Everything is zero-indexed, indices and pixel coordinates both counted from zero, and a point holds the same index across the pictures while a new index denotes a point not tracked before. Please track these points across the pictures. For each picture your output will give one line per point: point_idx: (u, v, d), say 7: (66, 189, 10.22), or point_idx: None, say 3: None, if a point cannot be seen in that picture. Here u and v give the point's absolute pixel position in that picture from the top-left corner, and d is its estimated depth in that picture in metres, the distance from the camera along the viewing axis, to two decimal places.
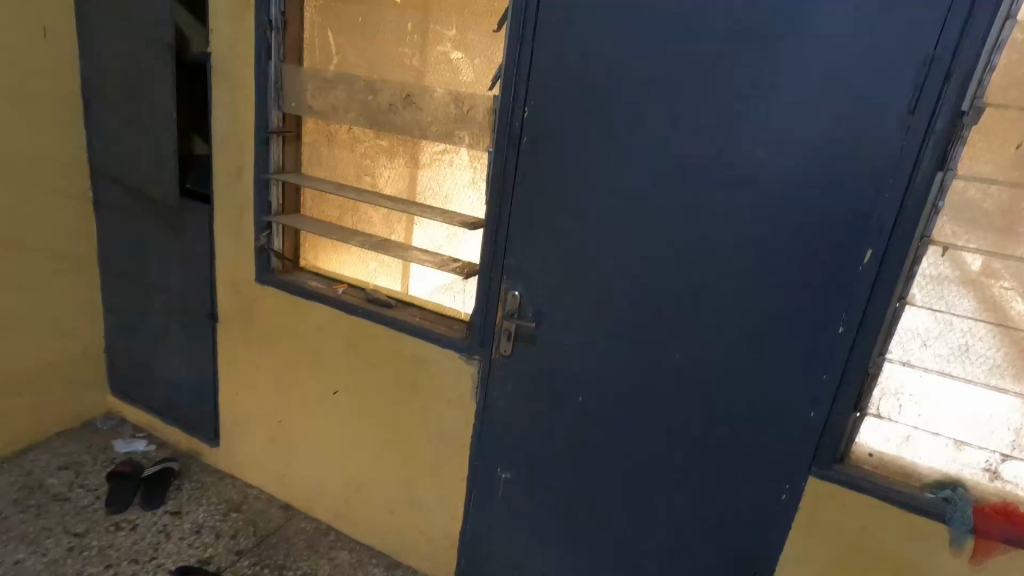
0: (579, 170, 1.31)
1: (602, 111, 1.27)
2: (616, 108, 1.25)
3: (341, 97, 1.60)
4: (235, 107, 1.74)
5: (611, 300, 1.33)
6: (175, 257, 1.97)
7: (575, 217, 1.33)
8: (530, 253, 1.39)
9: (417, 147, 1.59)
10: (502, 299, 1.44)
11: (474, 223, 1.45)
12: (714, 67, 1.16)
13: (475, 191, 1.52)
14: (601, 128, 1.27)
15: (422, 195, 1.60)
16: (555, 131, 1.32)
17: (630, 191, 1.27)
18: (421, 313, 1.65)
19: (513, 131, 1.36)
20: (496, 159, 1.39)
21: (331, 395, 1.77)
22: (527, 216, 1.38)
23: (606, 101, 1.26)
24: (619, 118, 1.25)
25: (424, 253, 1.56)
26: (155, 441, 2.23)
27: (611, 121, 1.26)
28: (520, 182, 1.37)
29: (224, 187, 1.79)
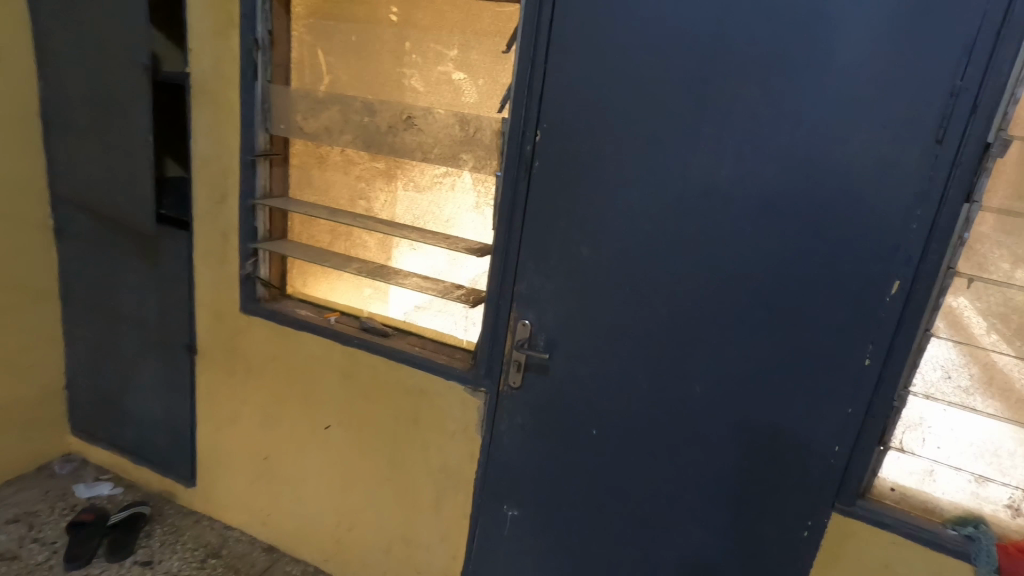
0: (592, 198, 1.27)
1: (617, 137, 1.24)
2: (632, 134, 1.22)
3: (334, 118, 1.53)
4: (218, 127, 1.65)
5: (627, 330, 1.29)
6: (147, 285, 1.85)
7: (588, 246, 1.29)
8: (541, 283, 1.34)
9: (415, 168, 1.52)
10: (512, 328, 1.38)
11: (480, 248, 1.39)
12: (735, 91, 1.14)
13: (479, 214, 1.46)
14: (616, 154, 1.24)
15: (421, 219, 1.54)
16: (567, 157, 1.28)
17: (647, 219, 1.24)
18: (420, 343, 1.56)
19: (524, 155, 1.32)
20: (505, 184, 1.34)
21: (321, 429, 1.65)
22: (538, 243, 1.33)
23: (621, 126, 1.23)
24: (636, 143, 1.22)
25: (425, 280, 1.49)
26: (122, 483, 2.08)
27: (627, 147, 1.23)
28: (530, 208, 1.33)
29: (205, 212, 1.69)
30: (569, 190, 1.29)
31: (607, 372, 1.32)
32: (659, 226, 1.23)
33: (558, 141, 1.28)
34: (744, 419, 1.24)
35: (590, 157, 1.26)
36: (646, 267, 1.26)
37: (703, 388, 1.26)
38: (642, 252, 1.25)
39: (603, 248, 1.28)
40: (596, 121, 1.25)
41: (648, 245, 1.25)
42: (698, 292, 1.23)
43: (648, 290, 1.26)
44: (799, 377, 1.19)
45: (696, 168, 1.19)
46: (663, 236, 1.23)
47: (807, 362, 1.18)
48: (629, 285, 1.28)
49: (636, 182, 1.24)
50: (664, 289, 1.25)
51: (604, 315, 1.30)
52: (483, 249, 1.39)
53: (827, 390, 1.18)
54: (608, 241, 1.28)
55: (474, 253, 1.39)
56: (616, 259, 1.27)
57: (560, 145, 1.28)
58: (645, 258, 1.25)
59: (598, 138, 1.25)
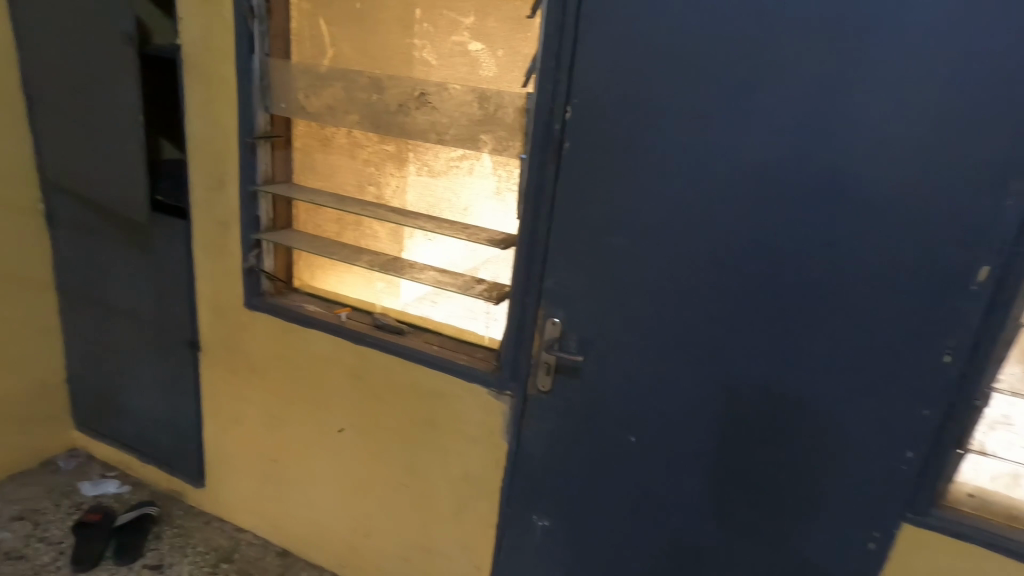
0: (631, 182, 1.14)
1: (658, 112, 1.09)
2: (676, 108, 1.08)
3: (339, 96, 1.39)
4: (213, 107, 1.51)
5: (668, 327, 1.17)
6: (144, 278, 1.73)
7: (626, 235, 1.16)
8: (573, 276, 1.21)
9: (428, 151, 1.38)
10: (540, 327, 1.26)
11: (504, 240, 1.26)
12: (800, 57, 0.99)
13: (499, 201, 1.32)
14: (658, 132, 1.10)
15: (436, 206, 1.40)
16: (602, 135, 1.14)
17: (693, 205, 1.10)
18: (437, 340, 1.44)
19: (552, 135, 1.18)
20: (530, 167, 1.20)
21: (335, 432, 1.55)
22: (568, 233, 1.20)
23: (664, 99, 1.08)
24: (680, 118, 1.08)
25: (442, 274, 1.36)
26: (128, 481, 1.99)
27: (670, 124, 1.09)
28: (560, 194, 1.19)
29: (202, 199, 1.57)
30: (604, 174, 1.15)
31: (648, 373, 1.20)
32: (707, 213, 1.10)
33: (591, 117, 1.14)
34: (800, 424, 1.12)
35: (628, 136, 1.12)
36: (691, 259, 1.13)
37: (755, 391, 1.14)
38: (687, 242, 1.12)
39: (643, 238, 1.15)
40: (634, 93, 1.10)
41: (693, 235, 1.12)
42: (750, 287, 1.10)
43: (694, 284, 1.13)
44: (864, 380, 1.07)
45: (750, 146, 1.05)
46: (710, 224, 1.10)
47: (875, 364, 1.06)
48: (672, 278, 1.15)
49: (681, 163, 1.10)
50: (710, 284, 1.12)
51: (643, 312, 1.18)
52: (507, 240, 1.26)
53: (894, 394, 1.06)
54: (649, 230, 1.14)
55: (497, 244, 1.26)
56: (656, 249, 1.15)
57: (594, 122, 1.14)
58: (691, 249, 1.12)
59: (637, 114, 1.11)
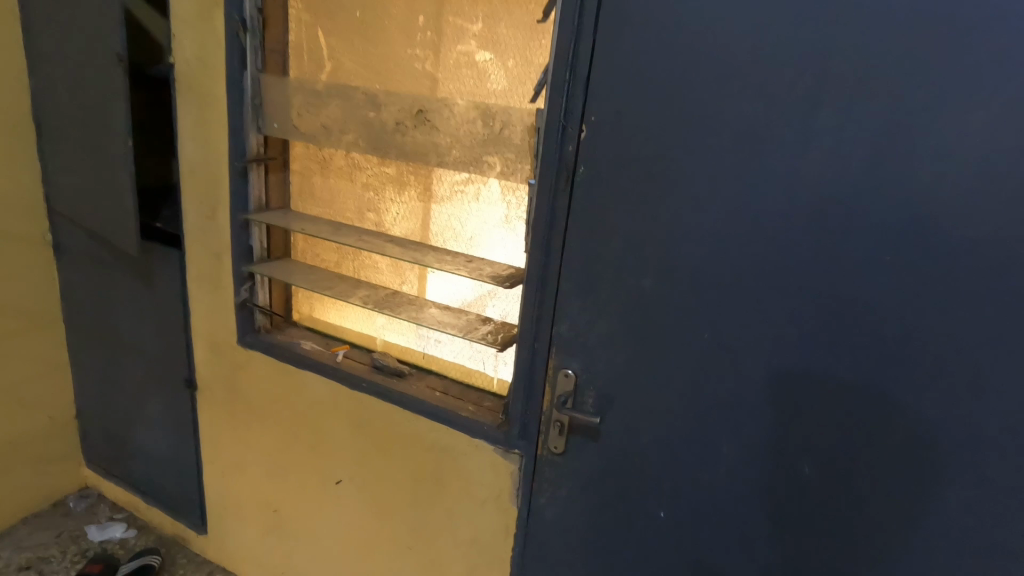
0: (660, 214, 0.93)
1: (693, 130, 0.88)
2: (715, 126, 0.86)
3: (333, 115, 1.25)
4: (205, 128, 1.39)
5: (706, 388, 0.97)
6: (145, 311, 1.63)
7: (652, 278, 0.96)
8: (588, 322, 1.03)
9: (431, 175, 1.23)
10: (551, 379, 1.09)
11: (509, 275, 1.10)
12: (881, 57, 0.76)
13: (508, 230, 1.15)
14: (693, 155, 0.89)
15: (439, 235, 1.25)
16: (623, 160, 0.94)
17: (738, 244, 0.89)
18: (441, 387, 1.28)
19: (564, 157, 0.98)
20: (540, 196, 1.02)
21: (332, 484, 1.41)
22: (583, 273, 1.01)
23: (700, 114, 0.87)
24: (721, 138, 0.86)
25: (444, 309, 1.21)
26: (135, 525, 1.90)
27: (708, 146, 0.87)
28: (574, 228, 1.00)
29: (196, 227, 1.46)
30: (626, 204, 0.95)
31: (681, 439, 1.01)
32: (756, 254, 0.88)
33: (611, 137, 0.94)
34: (880, 522, 0.90)
35: (655, 160, 0.91)
36: (734, 309, 0.91)
37: (820, 474, 0.92)
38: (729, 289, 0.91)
39: (674, 283, 0.94)
40: (664, 108, 0.89)
41: (737, 279, 0.90)
42: (810, 346, 0.88)
43: (737, 339, 0.92)
44: (964, 469, 0.83)
45: (813, 173, 0.82)
46: (760, 268, 0.88)
47: (979, 450, 0.81)
48: (711, 331, 0.94)
49: (722, 193, 0.88)
50: (759, 340, 0.91)
51: (675, 368, 0.98)
52: (513, 275, 1.10)
53: (1003, 488, 0.81)
54: (681, 272, 0.93)
55: (501, 283, 1.08)
56: (690, 296, 0.94)
57: (613, 142, 0.94)
58: (734, 296, 0.91)
59: (667, 133, 0.90)
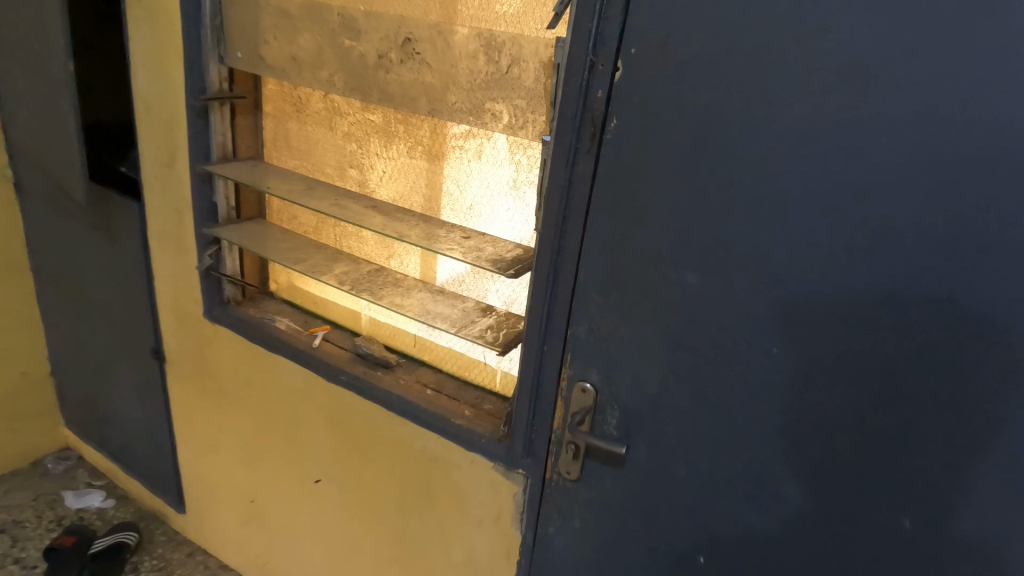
0: (717, 190, 0.67)
1: (776, 69, 0.61)
2: (810, 64, 0.59)
3: (305, 43, 0.97)
4: (157, 54, 1.13)
5: (765, 427, 0.71)
6: (111, 270, 1.44)
7: (699, 276, 0.70)
8: (616, 325, 0.78)
9: (423, 124, 0.97)
10: (564, 393, 0.84)
11: (513, 261, 0.86)
12: None
13: (516, 200, 0.91)
14: (771, 107, 0.62)
15: (431, 201, 1.00)
16: (671, 111, 0.67)
17: (827, 238, 0.62)
18: (432, 382, 1.07)
19: (590, 107, 0.73)
20: (554, 158, 0.77)
21: (310, 483, 1.23)
22: (610, 264, 0.76)
23: (790, 45, 0.60)
24: (817, 81, 0.59)
25: (435, 293, 1.00)
26: (116, 493, 1.77)
27: (797, 93, 0.60)
28: (601, 203, 0.75)
29: (156, 178, 1.24)
30: (671, 175, 0.69)
31: (732, 489, 0.76)
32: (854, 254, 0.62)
33: (659, 78, 0.67)
34: None
35: (715, 112, 0.65)
36: (815, 326, 0.66)
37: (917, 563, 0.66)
38: (807, 299, 0.65)
39: (728, 284, 0.69)
40: (736, 36, 0.62)
41: (825, 286, 0.64)
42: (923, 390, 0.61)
43: (817, 368, 0.66)
44: None
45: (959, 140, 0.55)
46: (859, 273, 0.62)
47: None
48: (783, 355, 0.68)
49: (809, 163, 0.61)
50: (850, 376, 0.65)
51: (726, 398, 0.73)
52: (519, 261, 0.86)
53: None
54: (739, 270, 0.68)
55: (505, 272, 0.84)
56: (752, 304, 0.68)
57: (661, 85, 0.67)
58: (818, 311, 0.65)
59: (737, 74, 0.63)
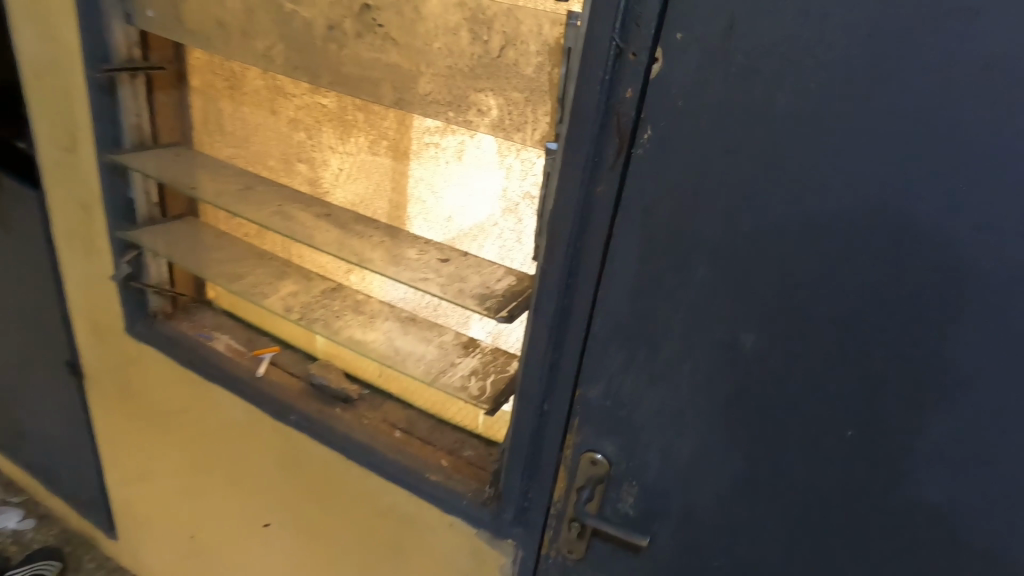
0: (802, 235, 0.50)
1: (915, 82, 0.44)
2: (971, 78, 0.42)
3: (232, 5, 0.73)
4: (46, 10, 0.88)
5: (842, 523, 0.57)
6: (12, 268, 1.20)
7: (767, 341, 0.54)
8: (643, 392, 0.61)
9: (389, 116, 0.75)
10: (568, 463, 0.68)
11: (504, 297, 0.68)
12: None
13: (505, 213, 0.72)
14: (902, 132, 0.45)
15: (399, 209, 0.80)
16: (749, 129, 0.49)
17: (955, 306, 0.48)
18: (402, 422, 0.91)
19: (616, 110, 0.53)
20: (562, 175, 0.57)
21: (259, 527, 1.06)
22: (635, 316, 0.58)
23: (945, 51, 0.42)
24: (975, 102, 0.43)
25: (403, 323, 0.82)
26: (37, 513, 1.57)
27: (943, 116, 0.44)
28: (628, 241, 0.56)
29: (56, 163, 1.00)
30: (733, 212, 0.52)
31: None
32: (993, 332, 0.47)
33: (735, 82, 0.48)
34: None
35: (815, 134, 0.47)
36: (915, 410, 0.52)
37: None
38: (917, 380, 0.50)
39: (806, 352, 0.53)
40: (862, 32, 0.44)
41: (943, 363, 0.49)
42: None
43: (920, 462, 0.53)
44: None
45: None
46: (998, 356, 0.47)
47: None
48: (873, 442, 0.54)
49: (947, 212, 0.46)
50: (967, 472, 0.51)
51: (789, 488, 0.58)
52: (511, 297, 0.68)
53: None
54: (826, 336, 0.52)
55: (500, 314, 0.66)
56: (838, 378, 0.53)
57: (734, 93, 0.48)
58: (921, 394, 0.51)
59: (854, 84, 0.45)
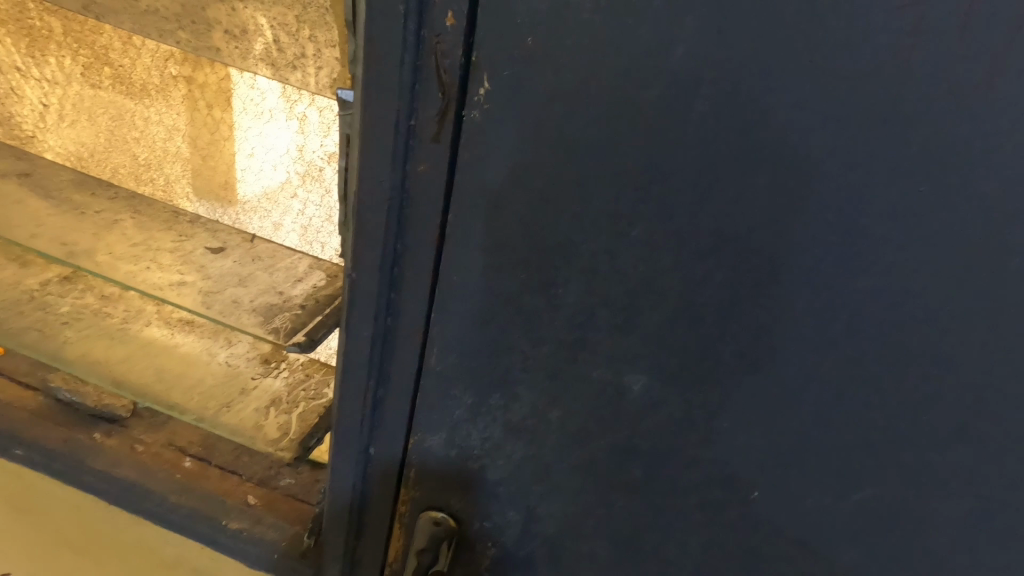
0: (711, 253, 0.35)
1: (890, 36, 0.29)
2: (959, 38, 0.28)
3: None
4: None
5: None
6: None
7: (658, 385, 0.40)
8: (498, 443, 0.45)
9: (103, 28, 0.48)
10: (404, 523, 0.53)
11: (304, 309, 0.47)
12: None
13: (304, 183, 0.51)
14: (860, 114, 0.31)
15: (152, 168, 0.54)
16: (644, 98, 0.32)
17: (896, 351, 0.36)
18: (194, 446, 0.69)
19: (433, 50, 0.34)
20: (361, 152, 0.38)
21: None
22: (480, 348, 0.42)
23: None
24: (963, 76, 0.29)
25: (177, 329, 0.58)
26: None
27: (916, 89, 0.30)
28: (469, 250, 0.39)
29: None
30: (611, 216, 0.35)
31: None
32: (945, 390, 0.36)
33: (623, 24, 0.31)
34: None
35: (738, 111, 0.32)
36: (826, 474, 0.40)
37: None
38: (840, 438, 0.39)
39: (708, 403, 0.40)
40: None
41: (873, 420, 0.38)
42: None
43: (826, 530, 0.42)
44: None
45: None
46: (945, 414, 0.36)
47: None
48: (787, 507, 0.42)
49: (904, 229, 0.32)
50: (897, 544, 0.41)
51: (685, 554, 0.46)
52: (314, 309, 0.47)
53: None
54: (736, 384, 0.39)
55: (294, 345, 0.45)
56: (745, 434, 0.40)
57: (626, 38, 0.31)
58: (836, 456, 0.39)
59: (799, 34, 0.29)
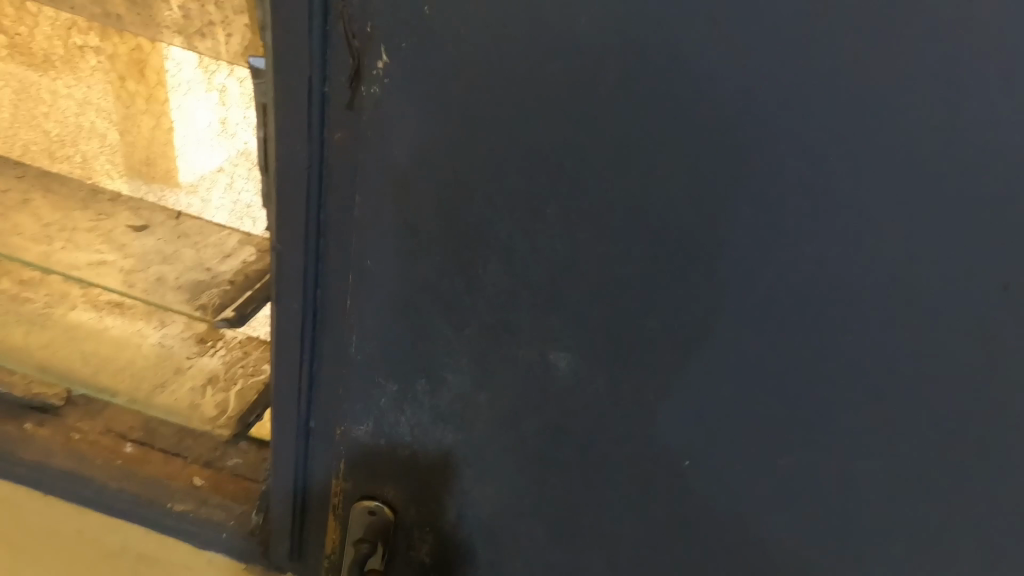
0: (628, 219, 0.36)
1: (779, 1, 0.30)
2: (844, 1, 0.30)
3: None
4: None
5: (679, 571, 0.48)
6: None
7: (586, 351, 0.41)
8: (428, 427, 0.46)
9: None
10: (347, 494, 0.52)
11: (232, 285, 0.47)
12: None
13: (229, 155, 0.49)
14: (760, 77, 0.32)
15: (66, 144, 0.51)
16: (553, 68, 0.33)
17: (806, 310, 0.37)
18: (137, 430, 0.68)
19: (341, 14, 0.34)
20: (277, 124, 0.37)
21: None
22: (411, 316, 0.42)
23: None
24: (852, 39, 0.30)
25: (105, 312, 0.56)
26: None
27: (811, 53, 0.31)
28: (392, 223, 0.39)
29: None
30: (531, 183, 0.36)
31: None
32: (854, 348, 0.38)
33: None
34: None
35: (643, 81, 0.33)
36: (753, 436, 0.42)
37: None
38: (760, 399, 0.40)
39: (634, 367, 0.41)
40: None
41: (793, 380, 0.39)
42: (932, 538, 0.42)
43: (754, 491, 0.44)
44: None
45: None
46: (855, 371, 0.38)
47: None
48: (719, 470, 0.43)
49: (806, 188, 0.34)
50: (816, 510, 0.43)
51: (618, 528, 0.47)
52: (243, 284, 0.47)
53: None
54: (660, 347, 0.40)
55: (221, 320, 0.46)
56: (672, 396, 0.41)
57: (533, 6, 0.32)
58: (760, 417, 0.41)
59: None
